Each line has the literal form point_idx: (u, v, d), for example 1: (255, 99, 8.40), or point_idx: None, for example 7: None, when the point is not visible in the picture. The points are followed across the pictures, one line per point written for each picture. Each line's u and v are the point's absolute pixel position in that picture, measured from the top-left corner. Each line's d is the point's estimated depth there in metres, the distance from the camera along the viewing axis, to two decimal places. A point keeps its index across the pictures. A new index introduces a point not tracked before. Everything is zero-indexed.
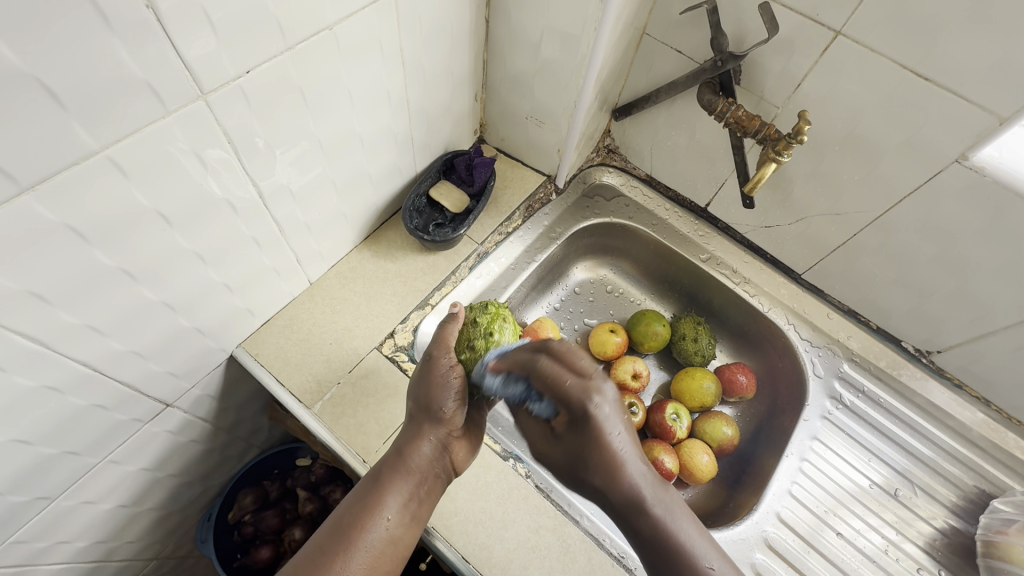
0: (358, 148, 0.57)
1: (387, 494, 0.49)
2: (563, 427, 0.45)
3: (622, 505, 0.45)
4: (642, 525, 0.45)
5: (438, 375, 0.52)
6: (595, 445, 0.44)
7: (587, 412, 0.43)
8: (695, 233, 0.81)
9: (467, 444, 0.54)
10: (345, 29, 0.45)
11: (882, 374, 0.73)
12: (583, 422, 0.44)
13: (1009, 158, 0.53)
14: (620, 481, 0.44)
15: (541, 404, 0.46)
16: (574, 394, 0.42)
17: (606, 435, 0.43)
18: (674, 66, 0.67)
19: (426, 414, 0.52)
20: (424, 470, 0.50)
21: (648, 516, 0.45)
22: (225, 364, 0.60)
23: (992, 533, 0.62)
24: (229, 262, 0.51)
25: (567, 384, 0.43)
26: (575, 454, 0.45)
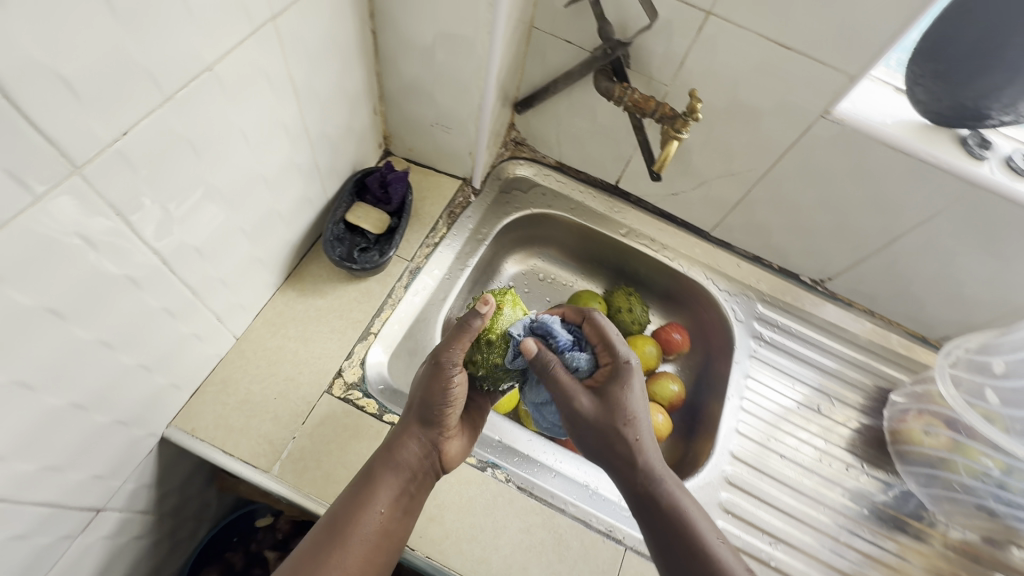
0: (263, 188, 0.53)
1: (378, 489, 0.49)
2: (603, 380, 0.51)
3: (638, 465, 0.49)
4: (654, 493, 0.49)
5: (441, 373, 0.51)
6: (630, 394, 0.50)
7: (625, 364, 0.51)
8: (611, 210, 0.85)
9: (458, 442, 0.54)
10: (226, 66, 0.41)
11: (789, 307, 0.82)
12: (620, 375, 0.50)
13: (860, 108, 0.61)
14: (643, 437, 0.50)
15: (585, 358, 0.52)
16: (619, 350, 0.51)
17: (634, 389, 0.50)
18: (566, 55, 0.69)
19: (418, 411, 0.52)
20: (416, 466, 0.51)
21: (662, 484, 0.50)
22: (157, 448, 0.54)
23: (896, 422, 0.73)
24: (142, 341, 0.45)
25: (614, 339, 0.52)
26: (612, 401, 0.49)
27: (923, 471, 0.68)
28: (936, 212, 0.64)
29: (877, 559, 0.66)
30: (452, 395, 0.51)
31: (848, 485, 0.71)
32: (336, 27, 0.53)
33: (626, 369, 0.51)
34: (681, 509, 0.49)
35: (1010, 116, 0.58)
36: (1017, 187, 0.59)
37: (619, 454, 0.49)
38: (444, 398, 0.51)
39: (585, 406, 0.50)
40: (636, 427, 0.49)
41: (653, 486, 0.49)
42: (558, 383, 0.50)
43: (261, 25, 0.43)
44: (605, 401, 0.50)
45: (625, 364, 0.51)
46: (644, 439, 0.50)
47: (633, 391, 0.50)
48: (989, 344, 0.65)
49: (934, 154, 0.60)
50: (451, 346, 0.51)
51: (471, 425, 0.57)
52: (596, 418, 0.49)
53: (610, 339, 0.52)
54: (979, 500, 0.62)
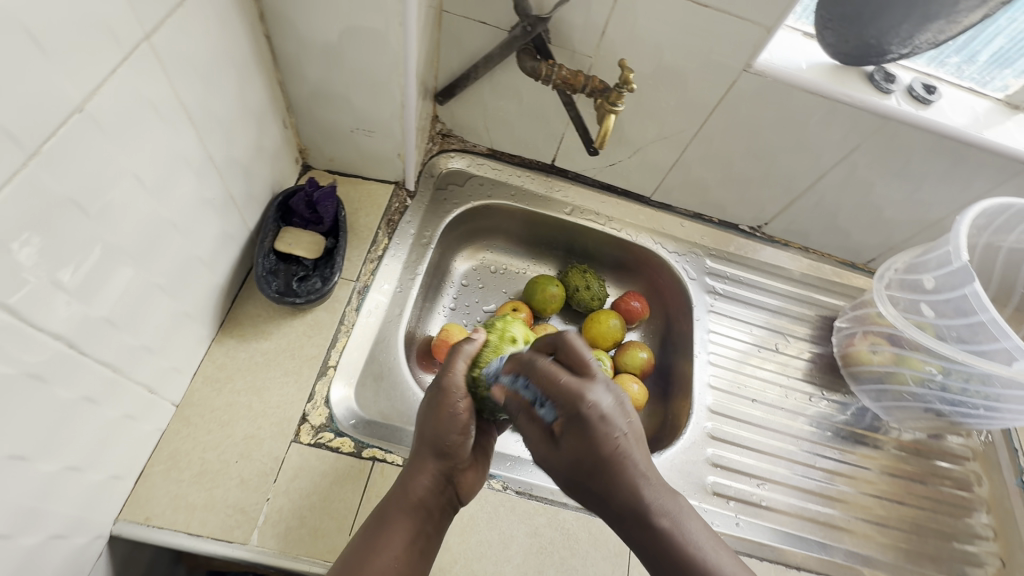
0: (173, 234, 0.46)
1: (393, 533, 0.45)
2: (565, 431, 0.40)
3: (626, 515, 0.40)
4: (648, 536, 0.41)
5: (448, 401, 0.48)
6: (597, 442, 0.39)
7: (582, 409, 0.39)
8: (551, 190, 0.83)
9: (473, 471, 0.51)
10: (100, 103, 0.34)
11: (734, 256, 0.85)
12: (581, 422, 0.40)
13: (777, 58, 0.63)
14: (625, 481, 0.40)
15: (546, 408, 0.42)
16: (571, 392, 0.40)
17: (602, 433, 0.39)
18: (483, 38, 0.65)
19: (432, 445, 0.48)
20: (430, 503, 0.48)
21: (655, 527, 0.40)
22: (108, 549, 0.47)
23: (845, 347, 0.78)
24: (63, 440, 0.38)
25: (565, 384, 0.40)
26: (577, 458, 0.40)
27: (874, 387, 0.74)
28: (854, 147, 0.68)
29: (849, 475, 0.71)
30: (464, 424, 0.48)
31: (812, 413, 0.76)
32: (224, 37, 0.46)
33: (589, 412, 0.39)
34: (683, 547, 0.40)
35: (907, 48, 0.61)
36: (922, 115, 0.63)
37: (600, 502, 0.41)
38: (458, 429, 0.48)
39: (545, 455, 0.42)
40: (620, 471, 0.40)
41: (641, 529, 0.41)
42: (522, 427, 0.44)
43: (134, 49, 0.36)
44: (566, 455, 0.40)
45: (580, 411, 0.39)
46: (622, 484, 0.40)
47: (603, 438, 0.39)
48: (915, 264, 0.69)
49: (848, 93, 0.63)
50: (453, 370, 0.50)
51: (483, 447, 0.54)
52: (562, 474, 0.41)
53: (561, 385, 0.40)
54: (926, 404, 0.68)
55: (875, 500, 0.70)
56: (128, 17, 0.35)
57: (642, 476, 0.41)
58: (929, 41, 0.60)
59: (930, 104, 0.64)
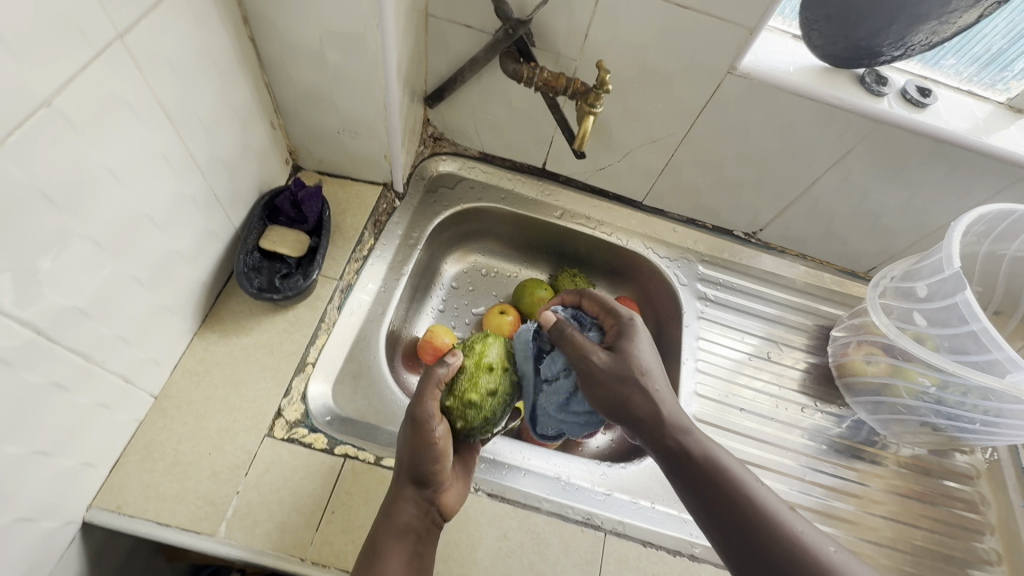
0: (152, 229, 0.47)
1: (386, 558, 0.45)
2: (614, 339, 0.54)
3: (666, 423, 0.49)
4: (685, 445, 0.48)
5: (422, 429, 0.50)
6: (637, 351, 0.52)
7: (630, 321, 0.55)
8: (542, 194, 0.83)
9: (453, 491, 0.52)
10: (70, 98, 0.36)
11: (728, 263, 0.84)
12: (619, 345, 0.52)
13: (763, 60, 0.62)
14: (664, 399, 0.50)
15: (595, 330, 0.56)
16: (626, 318, 0.55)
17: (643, 343, 0.53)
18: (469, 41, 0.66)
19: (410, 471, 0.50)
20: (418, 526, 0.48)
21: (692, 437, 0.49)
22: (79, 536, 0.48)
23: (840, 357, 0.76)
24: (32, 425, 0.40)
25: (624, 316, 0.55)
26: (621, 365, 0.51)
27: (869, 399, 0.71)
28: (847, 152, 0.67)
29: (841, 491, 0.69)
30: (440, 449, 0.50)
31: (805, 425, 0.74)
32: (205, 39, 0.48)
33: (632, 331, 0.54)
34: (716, 460, 0.47)
35: (900, 50, 0.59)
36: (916, 118, 0.61)
37: (644, 418, 0.50)
38: (435, 455, 0.49)
39: (601, 361, 0.51)
40: (653, 387, 0.50)
41: (681, 436, 0.49)
42: (572, 342, 0.53)
43: (106, 47, 0.37)
44: (620, 357, 0.51)
45: (629, 321, 0.55)
46: (663, 392, 0.50)
47: (642, 346, 0.52)
48: (911, 270, 0.66)
49: (837, 95, 0.61)
50: (424, 401, 0.51)
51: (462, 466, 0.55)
52: (616, 374, 0.50)
53: (609, 306, 0.56)
54: (922, 418, 0.66)
55: (869, 519, 0.67)
56: (98, 16, 0.36)
57: (673, 402, 0.51)
58: (923, 43, 0.58)
59: (925, 108, 0.63)
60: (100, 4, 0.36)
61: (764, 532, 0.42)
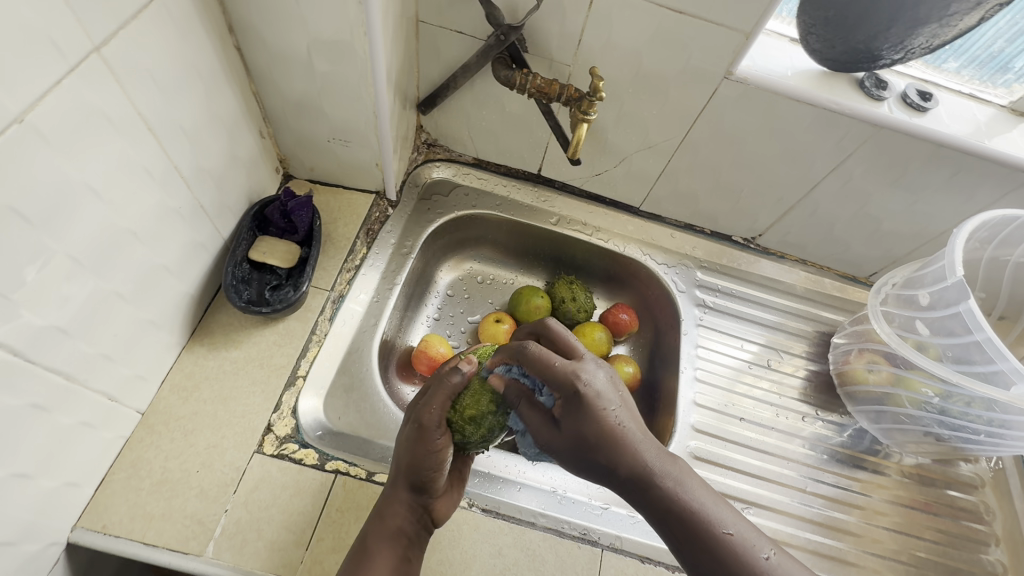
0: (135, 243, 0.46)
1: (375, 561, 0.45)
2: (563, 412, 0.43)
3: (633, 480, 0.42)
4: (653, 500, 0.41)
5: (424, 438, 0.47)
6: (594, 421, 0.42)
7: (579, 391, 0.42)
8: (538, 200, 0.82)
9: (448, 497, 0.51)
10: (44, 113, 0.35)
11: (727, 269, 0.83)
12: (574, 402, 0.43)
13: (760, 65, 0.61)
14: (630, 448, 0.42)
15: (546, 393, 0.45)
16: (564, 371, 0.43)
17: (600, 411, 0.42)
18: (460, 47, 0.65)
19: (408, 477, 0.48)
20: (409, 529, 0.48)
21: (660, 488, 0.41)
22: (64, 557, 0.47)
23: (842, 364, 0.75)
24: (9, 448, 0.39)
25: (557, 365, 0.43)
26: (577, 433, 0.42)
27: (871, 408, 0.70)
28: (846, 156, 0.65)
29: (844, 502, 0.67)
30: (441, 458, 0.48)
31: (806, 434, 0.72)
32: (188, 48, 0.47)
33: (584, 391, 0.43)
34: (689, 505, 0.40)
35: (900, 54, 0.58)
36: (917, 122, 0.60)
37: (607, 478, 0.42)
38: (434, 466, 0.48)
39: (549, 441, 0.44)
40: (618, 439, 0.42)
41: (648, 492, 0.41)
42: (525, 415, 0.46)
43: (82, 61, 0.36)
44: (568, 436, 0.43)
45: (576, 392, 0.42)
46: (632, 443, 0.42)
47: (603, 419, 0.42)
48: (913, 278, 0.65)
49: (836, 100, 0.60)
50: (431, 409, 0.47)
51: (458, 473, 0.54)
52: (568, 453, 0.43)
53: (552, 366, 0.43)
54: (925, 428, 0.65)
55: (872, 531, 0.65)
56: (72, 29, 0.35)
57: (642, 440, 0.43)
58: (923, 46, 0.56)
59: (925, 112, 0.61)
60: (74, 17, 0.35)
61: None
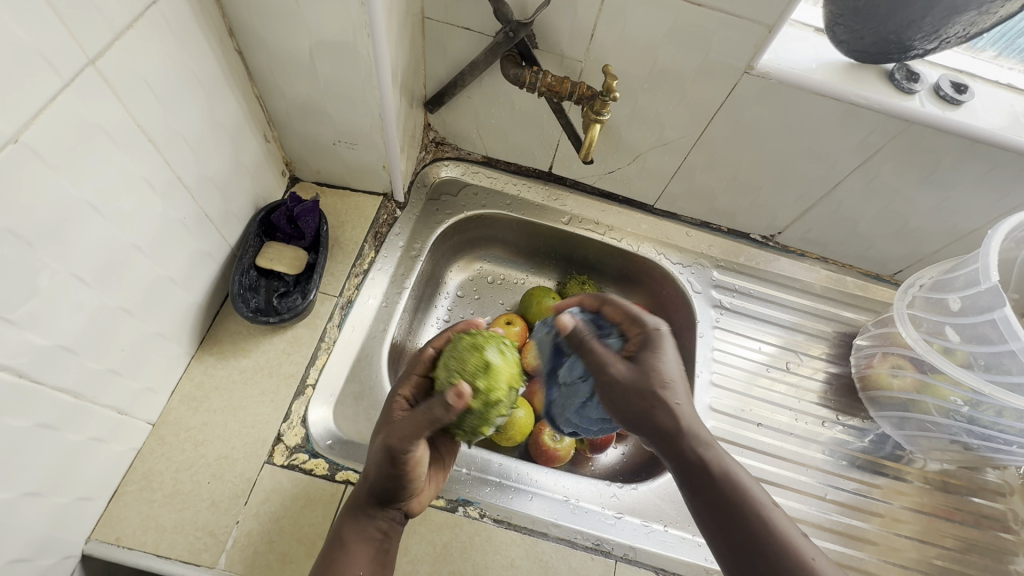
0: (140, 257, 0.45)
1: (350, 555, 0.45)
2: (636, 348, 0.47)
3: (684, 435, 0.44)
4: (698, 461, 0.44)
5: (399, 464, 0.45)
6: (666, 361, 0.45)
7: (660, 330, 0.47)
8: (548, 199, 0.79)
9: (423, 490, 0.51)
10: (39, 132, 0.34)
11: (744, 268, 0.80)
12: (652, 340, 0.47)
13: (783, 58, 0.58)
14: (684, 404, 0.45)
15: (614, 336, 0.50)
16: (643, 317, 0.48)
17: (672, 353, 0.46)
18: (467, 44, 0.62)
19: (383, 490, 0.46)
20: (384, 525, 0.48)
21: (708, 449, 0.44)
22: (79, 569, 0.47)
23: (865, 368, 0.72)
24: (21, 467, 0.39)
25: (639, 312, 0.49)
26: (649, 367, 0.45)
27: (895, 414, 0.68)
28: (873, 153, 0.62)
29: (864, 510, 0.65)
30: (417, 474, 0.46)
31: (825, 439, 0.70)
32: (187, 55, 0.45)
33: (658, 335, 0.47)
34: (728, 479, 0.43)
35: (933, 43, 0.53)
36: (950, 116, 0.57)
37: (661, 422, 0.44)
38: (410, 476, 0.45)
39: (622, 374, 0.46)
40: (676, 394, 0.45)
41: (693, 453, 0.44)
42: (593, 349, 0.48)
43: (76, 75, 0.35)
44: (640, 367, 0.45)
45: (655, 331, 0.47)
46: (687, 404, 0.45)
47: (672, 358, 0.46)
48: (941, 280, 0.63)
49: (864, 94, 0.57)
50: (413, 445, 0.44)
51: (439, 460, 0.53)
52: (635, 385, 0.45)
53: (636, 312, 0.49)
54: (952, 436, 0.62)
55: (893, 539, 0.64)
56: (65, 42, 0.34)
57: (691, 403, 0.46)
58: (959, 34, 0.52)
59: (960, 105, 0.58)
60: (66, 30, 0.34)
61: (777, 557, 0.39)
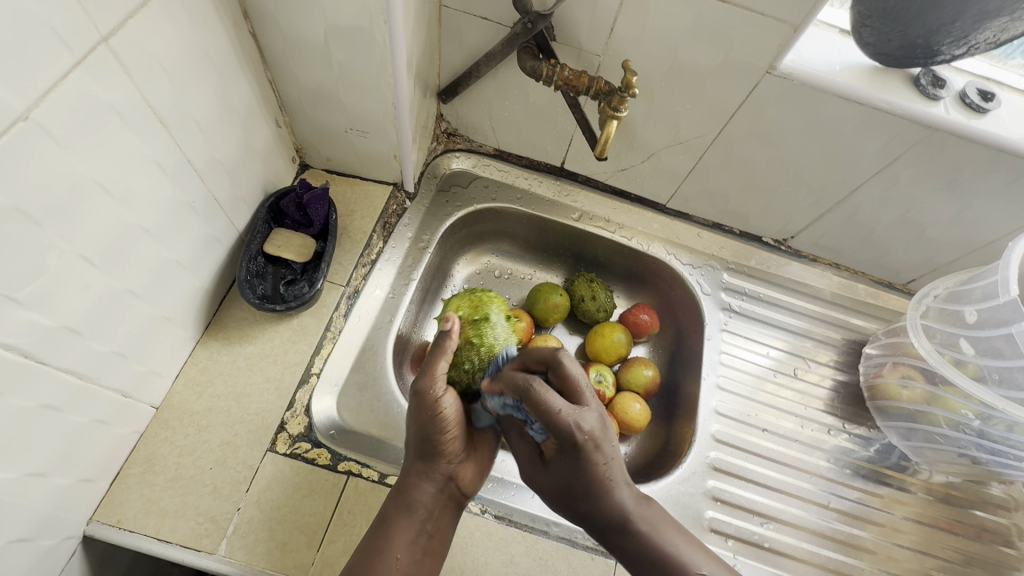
0: (147, 241, 0.45)
1: (393, 536, 0.46)
2: (553, 454, 0.44)
3: (613, 520, 0.45)
4: (626, 541, 0.46)
5: (429, 406, 0.49)
6: (589, 470, 0.43)
7: (579, 442, 0.42)
8: (560, 194, 0.79)
9: (473, 465, 0.51)
10: (50, 110, 0.33)
11: (755, 272, 0.79)
12: (573, 450, 0.43)
13: (807, 59, 0.56)
14: (611, 497, 0.44)
15: (538, 428, 0.45)
16: (564, 420, 0.42)
17: (596, 461, 0.43)
18: (483, 34, 0.61)
19: (420, 449, 0.49)
20: (432, 502, 0.48)
21: (634, 530, 0.45)
22: (81, 551, 0.47)
23: (874, 377, 0.71)
24: (24, 447, 0.38)
25: (561, 414, 0.42)
26: (565, 477, 0.44)
27: (902, 424, 0.67)
28: (893, 159, 0.61)
29: (866, 519, 0.65)
30: (448, 423, 0.49)
31: (829, 447, 0.70)
32: (200, 36, 0.45)
33: (584, 442, 0.42)
34: (658, 547, 0.45)
35: (961, 49, 0.52)
36: (974, 124, 0.55)
37: (587, 514, 0.45)
38: (441, 426, 0.49)
39: (537, 476, 0.46)
40: (603, 491, 0.44)
41: (623, 535, 0.45)
42: (516, 441, 0.48)
43: (89, 52, 0.35)
44: (557, 474, 0.44)
45: (577, 444, 0.42)
46: (613, 495, 0.44)
47: (592, 466, 0.43)
48: (958, 292, 0.63)
49: (887, 99, 0.56)
50: (432, 374, 0.50)
51: (485, 441, 0.54)
52: (551, 490, 0.45)
53: (557, 414, 0.42)
54: (961, 449, 0.62)
55: (892, 549, 0.63)
56: (79, 19, 0.34)
57: (625, 486, 0.45)
58: (988, 40, 0.51)
59: (986, 113, 0.57)
60: (80, 8, 0.33)
61: None
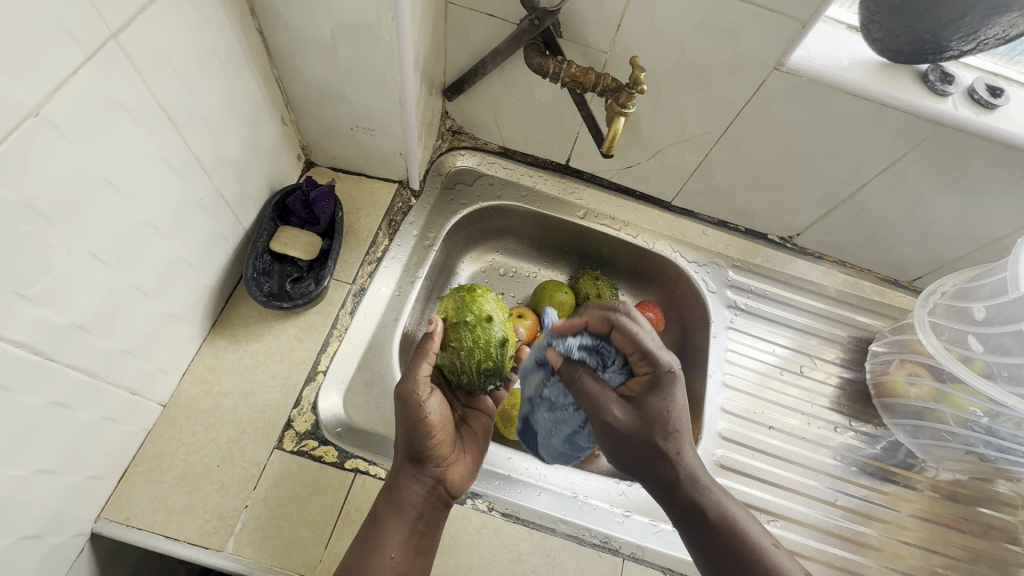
0: (155, 238, 0.45)
1: (385, 535, 0.46)
2: (639, 390, 0.47)
3: (682, 478, 0.47)
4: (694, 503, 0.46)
5: (415, 407, 0.50)
6: (673, 402, 0.45)
7: (669, 370, 0.45)
8: (564, 192, 0.78)
9: (459, 467, 0.52)
10: (60, 106, 0.33)
11: (761, 269, 0.79)
12: (660, 381, 0.45)
13: (814, 55, 0.56)
14: (685, 450, 0.47)
15: (615, 369, 0.48)
16: (652, 351, 0.46)
17: (677, 395, 0.45)
18: (490, 31, 0.61)
19: (407, 450, 0.50)
20: (421, 502, 0.48)
21: (705, 492, 0.47)
22: (89, 548, 0.47)
23: (880, 375, 0.71)
24: (33, 444, 0.38)
25: (648, 343, 0.46)
26: (649, 412, 0.45)
27: (908, 422, 0.67)
28: (901, 156, 0.61)
29: (872, 516, 0.65)
30: (433, 425, 0.49)
31: (836, 444, 0.70)
32: (208, 33, 0.45)
33: (667, 374, 0.45)
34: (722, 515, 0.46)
35: (970, 44, 0.52)
36: (983, 120, 0.55)
37: (656, 467, 0.47)
38: (426, 428, 0.49)
39: (619, 417, 0.46)
40: (675, 440, 0.46)
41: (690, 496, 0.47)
42: (585, 390, 0.48)
43: (98, 49, 0.35)
44: (640, 411, 0.46)
45: (668, 372, 0.45)
46: (685, 451, 0.47)
47: (678, 402, 0.45)
48: (966, 289, 0.63)
49: (896, 95, 0.55)
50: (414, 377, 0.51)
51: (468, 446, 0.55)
52: (634, 429, 0.46)
53: (647, 346, 0.46)
54: (969, 446, 0.62)
55: (898, 546, 0.63)
56: (88, 15, 0.33)
57: (693, 448, 0.48)
58: (998, 36, 0.51)
59: (994, 109, 0.56)
60: (89, 4, 0.33)
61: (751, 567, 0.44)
